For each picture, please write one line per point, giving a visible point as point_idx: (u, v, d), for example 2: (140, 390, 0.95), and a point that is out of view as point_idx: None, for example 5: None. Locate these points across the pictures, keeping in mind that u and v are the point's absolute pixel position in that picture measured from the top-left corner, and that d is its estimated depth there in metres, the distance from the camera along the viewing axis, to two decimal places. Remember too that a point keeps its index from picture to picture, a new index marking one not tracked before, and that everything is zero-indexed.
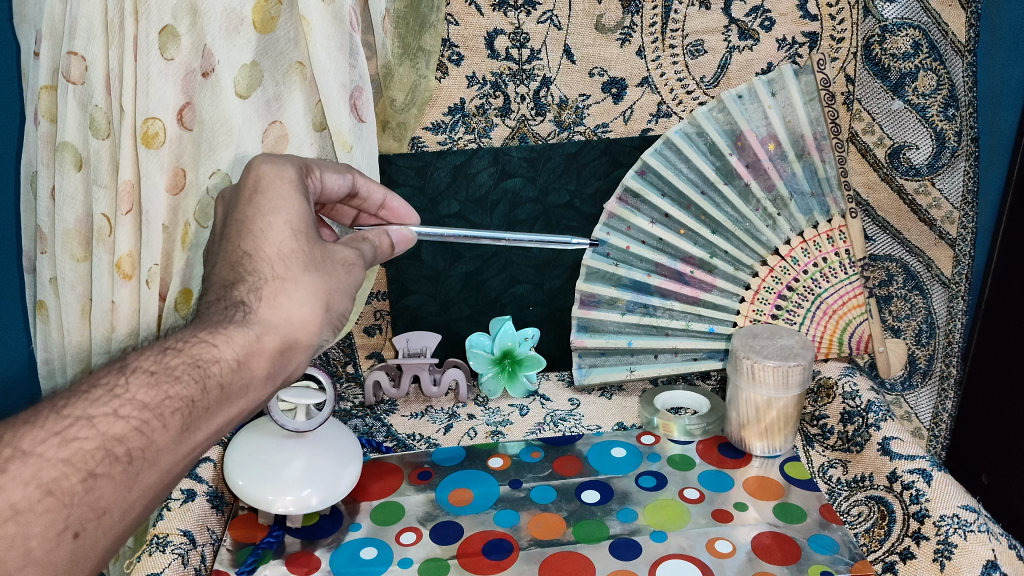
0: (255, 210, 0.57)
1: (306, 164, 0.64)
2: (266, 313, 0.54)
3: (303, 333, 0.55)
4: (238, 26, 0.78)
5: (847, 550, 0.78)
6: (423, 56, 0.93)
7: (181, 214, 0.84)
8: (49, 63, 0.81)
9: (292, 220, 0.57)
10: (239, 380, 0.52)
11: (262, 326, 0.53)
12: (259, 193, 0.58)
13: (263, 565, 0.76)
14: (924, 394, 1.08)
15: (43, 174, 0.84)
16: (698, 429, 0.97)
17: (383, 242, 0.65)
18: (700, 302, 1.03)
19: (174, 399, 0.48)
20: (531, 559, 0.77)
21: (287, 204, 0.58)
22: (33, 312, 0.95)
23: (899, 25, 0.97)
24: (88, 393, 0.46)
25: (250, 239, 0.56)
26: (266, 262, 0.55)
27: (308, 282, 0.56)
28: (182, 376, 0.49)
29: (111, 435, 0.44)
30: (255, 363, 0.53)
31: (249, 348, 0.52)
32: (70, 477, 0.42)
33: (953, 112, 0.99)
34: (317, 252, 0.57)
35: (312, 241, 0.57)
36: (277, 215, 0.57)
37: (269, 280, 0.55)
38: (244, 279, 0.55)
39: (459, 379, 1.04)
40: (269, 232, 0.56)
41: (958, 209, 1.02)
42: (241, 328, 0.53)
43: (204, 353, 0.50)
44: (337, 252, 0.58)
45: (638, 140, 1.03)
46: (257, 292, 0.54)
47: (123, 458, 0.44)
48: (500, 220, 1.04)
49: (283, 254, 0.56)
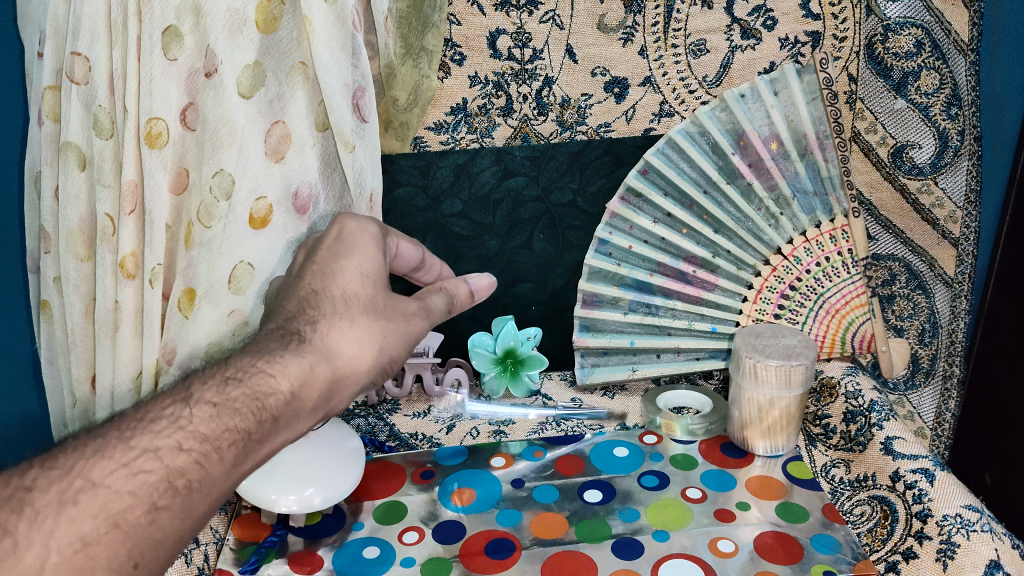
0: (329, 257, 0.61)
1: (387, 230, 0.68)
2: (321, 346, 0.55)
3: (354, 367, 0.56)
4: (241, 26, 0.78)
5: (849, 550, 0.78)
6: (426, 56, 0.92)
7: (184, 214, 0.85)
8: (53, 63, 0.81)
9: (363, 265, 0.60)
10: (292, 412, 0.52)
11: (314, 357, 0.54)
12: (341, 244, 0.62)
13: (266, 565, 0.76)
14: (927, 394, 1.09)
15: (46, 174, 0.84)
16: (700, 429, 0.97)
17: (453, 288, 0.68)
18: (702, 301, 1.03)
19: (232, 432, 0.48)
20: (533, 558, 0.77)
21: (363, 254, 0.61)
22: (37, 313, 0.95)
23: (901, 24, 0.97)
24: (153, 425, 0.46)
25: (321, 279, 0.59)
26: (328, 300, 0.58)
27: (363, 322, 0.57)
28: (241, 408, 0.49)
29: (173, 468, 0.45)
30: (307, 395, 0.53)
31: (303, 377, 0.53)
32: (135, 509, 0.43)
33: (955, 112, 0.99)
34: (379, 298, 0.60)
35: (377, 287, 0.60)
36: (350, 259, 0.60)
37: (328, 315, 0.56)
38: (304, 314, 0.56)
39: (461, 378, 1.05)
40: (339, 273, 0.59)
41: (961, 208, 1.02)
42: (296, 357, 0.53)
43: (262, 385, 0.51)
44: (401, 302, 0.61)
45: (640, 140, 1.03)
46: (313, 325, 0.56)
47: (182, 491, 0.45)
48: (504, 220, 1.04)
49: (346, 296, 0.58)
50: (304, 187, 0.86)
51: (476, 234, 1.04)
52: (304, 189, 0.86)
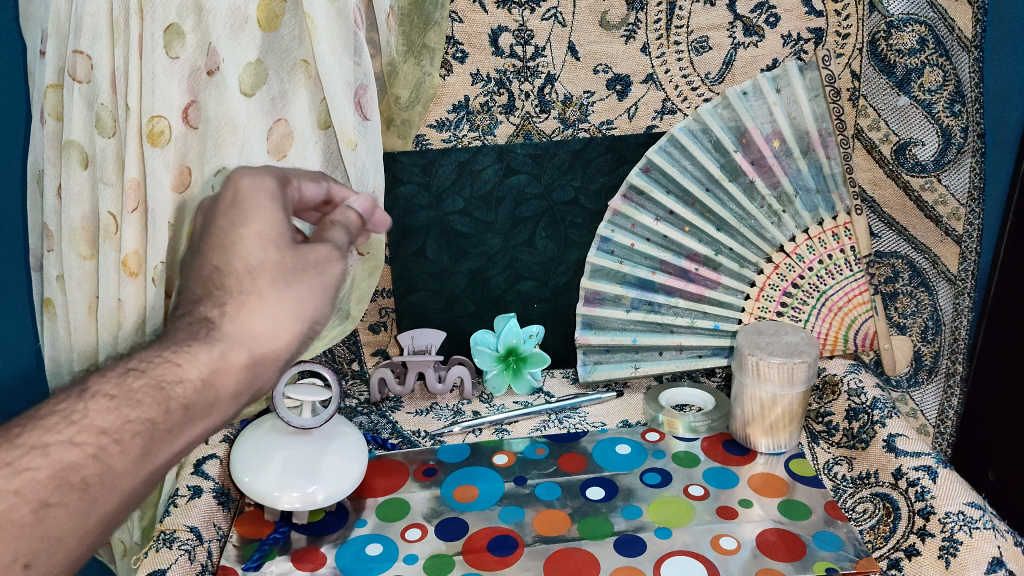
0: (229, 228, 0.54)
1: (285, 174, 0.61)
2: (231, 328, 0.50)
3: (272, 344, 0.51)
4: (243, 24, 0.78)
5: (852, 547, 0.78)
6: (428, 54, 0.92)
7: (188, 212, 0.83)
8: (55, 62, 0.81)
9: (261, 229, 0.54)
10: (205, 400, 0.48)
11: (226, 342, 0.50)
12: (236, 206, 0.55)
13: (269, 562, 0.77)
14: (930, 391, 1.09)
15: (49, 173, 0.85)
16: (703, 427, 0.97)
17: (349, 219, 0.62)
18: (705, 299, 1.03)
19: (135, 423, 0.44)
20: (536, 555, 0.77)
21: (259, 214, 0.55)
22: (40, 311, 0.95)
23: (905, 21, 0.97)
24: (44, 421, 0.42)
25: (220, 253, 0.53)
26: (234, 276, 0.52)
27: (274, 293, 0.52)
28: (145, 399, 0.45)
29: (65, 464, 0.41)
30: (222, 382, 0.49)
31: (215, 364, 0.49)
32: (20, 508, 0.39)
33: (959, 109, 0.98)
34: (288, 259, 0.54)
35: (284, 249, 0.54)
36: (246, 225, 0.54)
37: (236, 293, 0.52)
38: (211, 294, 0.52)
39: (464, 376, 1.03)
40: (240, 243, 0.53)
41: (964, 205, 1.02)
42: (205, 345, 0.49)
43: (168, 373, 0.47)
44: (310, 252, 0.55)
45: (643, 137, 1.03)
46: (222, 307, 0.51)
47: (78, 486, 0.41)
48: (506, 217, 1.04)
49: (252, 267, 0.52)
50: None
51: (478, 232, 1.04)
52: None
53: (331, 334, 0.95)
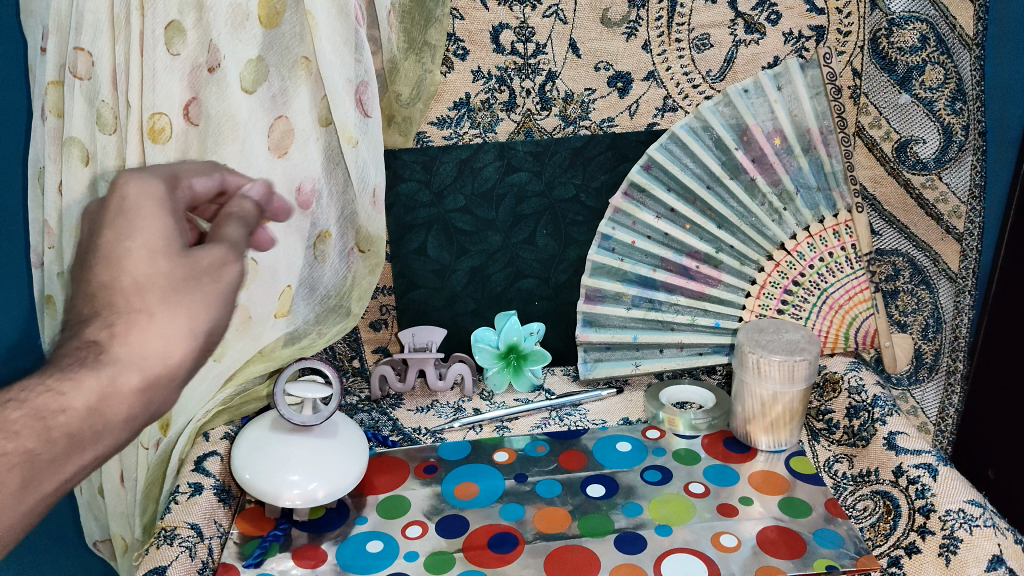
0: (112, 236, 0.46)
1: (173, 173, 0.53)
2: (120, 351, 0.43)
3: (167, 365, 0.44)
4: (244, 20, 0.78)
5: (852, 544, 0.78)
6: (429, 51, 0.92)
7: None
8: (56, 59, 0.81)
9: (150, 239, 0.46)
10: (92, 430, 0.41)
11: (115, 368, 0.43)
12: (118, 210, 0.46)
13: (270, 559, 0.77)
14: (930, 389, 1.10)
15: (49, 169, 0.84)
16: (704, 424, 0.97)
17: (245, 210, 0.55)
18: (706, 296, 1.03)
19: (10, 457, 0.38)
20: (536, 553, 0.77)
21: (145, 221, 0.47)
22: (40, 309, 0.95)
23: (906, 19, 0.97)
24: None
25: (104, 268, 0.45)
26: (121, 293, 0.44)
27: (168, 309, 0.45)
28: (23, 431, 0.39)
29: None
30: (112, 408, 0.42)
31: (104, 393, 0.42)
32: None
33: (959, 106, 0.98)
34: (181, 268, 0.46)
35: (173, 258, 0.46)
36: (133, 233, 0.46)
37: (121, 312, 0.44)
38: (97, 313, 0.44)
39: (465, 373, 1.03)
40: (129, 252, 0.45)
41: (965, 203, 1.02)
42: (92, 372, 0.42)
43: (49, 403, 0.40)
44: (204, 256, 0.47)
45: (643, 134, 1.03)
46: (109, 329, 0.43)
47: None
48: (506, 215, 1.04)
49: (141, 281, 0.45)
50: (306, 182, 0.87)
51: (479, 230, 1.04)
52: (307, 185, 0.87)
53: (331, 332, 0.95)
